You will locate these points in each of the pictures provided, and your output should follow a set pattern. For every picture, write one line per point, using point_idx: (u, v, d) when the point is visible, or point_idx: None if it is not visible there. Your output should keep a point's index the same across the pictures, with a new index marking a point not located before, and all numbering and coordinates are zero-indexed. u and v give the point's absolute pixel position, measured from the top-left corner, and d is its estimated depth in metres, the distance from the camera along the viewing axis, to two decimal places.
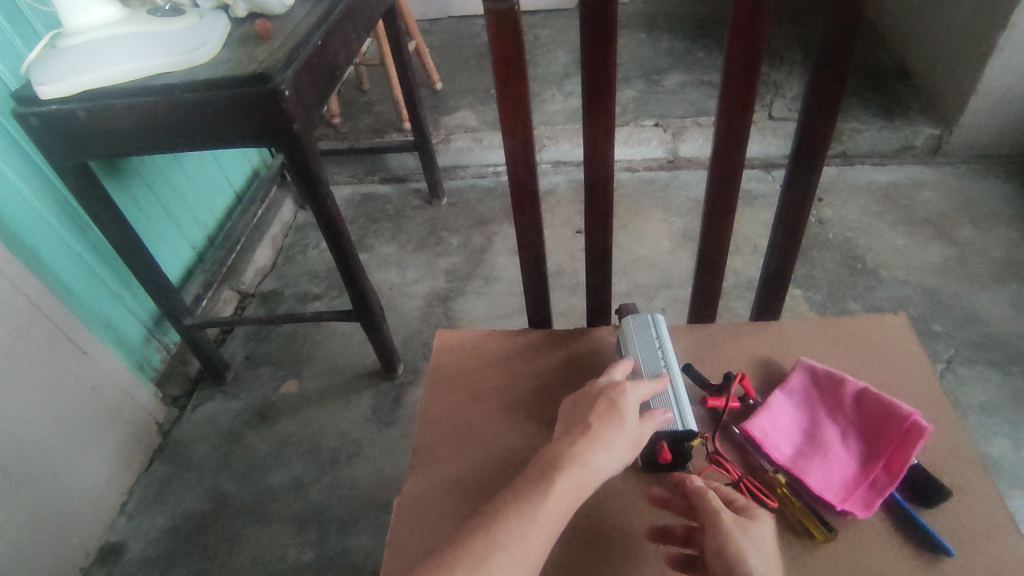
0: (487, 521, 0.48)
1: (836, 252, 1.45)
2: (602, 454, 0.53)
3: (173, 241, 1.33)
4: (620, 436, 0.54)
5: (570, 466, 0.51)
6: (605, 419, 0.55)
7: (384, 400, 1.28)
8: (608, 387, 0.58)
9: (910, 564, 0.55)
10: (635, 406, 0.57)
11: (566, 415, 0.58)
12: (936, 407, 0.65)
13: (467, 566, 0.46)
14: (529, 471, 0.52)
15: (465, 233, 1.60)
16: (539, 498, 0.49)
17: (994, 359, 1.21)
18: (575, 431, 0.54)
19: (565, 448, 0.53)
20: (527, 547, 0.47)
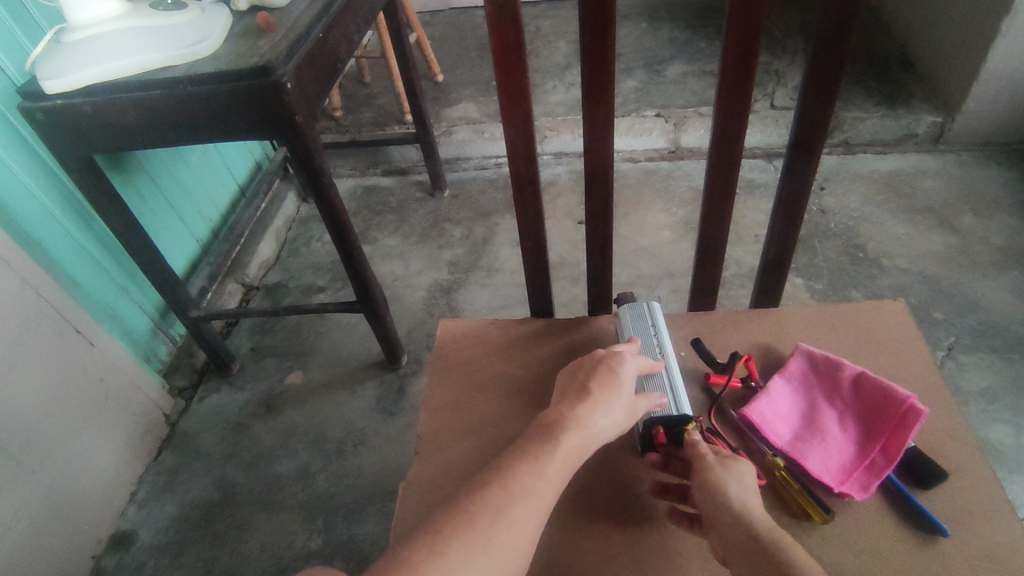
0: (500, 475, 0.50)
1: (837, 240, 1.45)
2: (603, 417, 0.55)
3: (177, 234, 1.34)
4: (620, 401, 0.56)
5: (575, 427, 0.53)
6: (604, 384, 0.57)
7: (389, 390, 1.29)
8: (607, 356, 0.60)
9: (905, 543, 0.56)
10: (632, 376, 0.59)
11: (564, 381, 0.60)
12: (933, 391, 0.66)
13: (486, 519, 0.47)
14: (534, 432, 0.54)
15: (467, 225, 1.61)
16: (546, 456, 0.51)
17: (994, 346, 1.21)
18: (575, 395, 0.56)
19: (567, 410, 0.55)
20: (539, 500, 0.49)
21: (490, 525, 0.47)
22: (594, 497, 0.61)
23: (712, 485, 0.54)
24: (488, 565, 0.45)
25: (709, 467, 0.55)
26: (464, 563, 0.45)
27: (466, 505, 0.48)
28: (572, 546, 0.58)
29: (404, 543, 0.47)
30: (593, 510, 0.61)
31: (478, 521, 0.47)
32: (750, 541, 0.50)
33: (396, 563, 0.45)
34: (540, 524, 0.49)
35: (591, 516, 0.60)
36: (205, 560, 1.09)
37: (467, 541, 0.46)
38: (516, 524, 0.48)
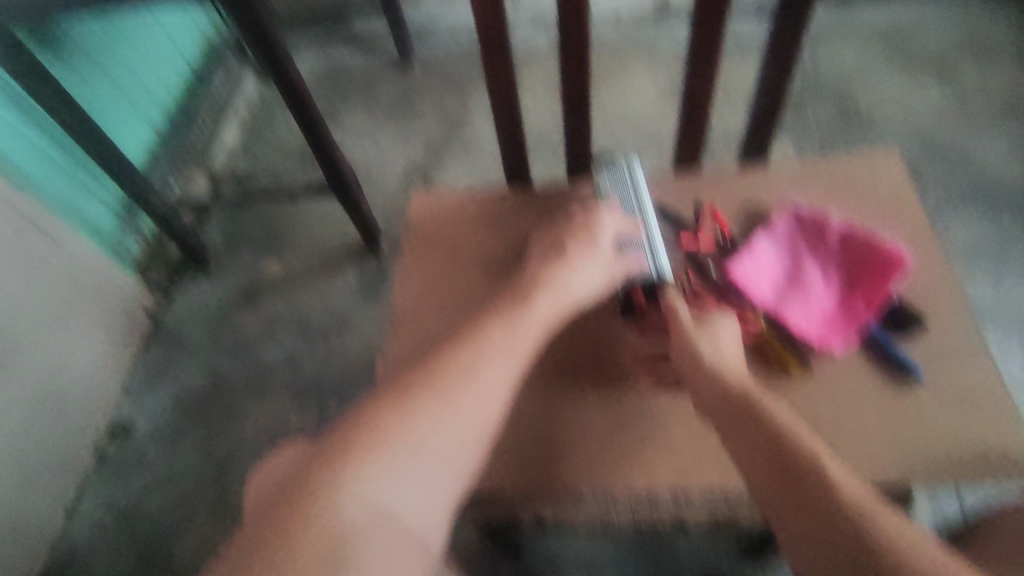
0: (470, 335, 0.49)
1: (831, 99, 1.38)
2: (578, 278, 0.55)
3: (130, 121, 1.25)
4: (597, 262, 0.56)
5: (548, 287, 0.53)
6: (579, 243, 0.56)
7: (370, 274, 1.27)
8: (583, 216, 0.59)
9: (881, 389, 0.56)
10: (609, 237, 0.58)
11: (539, 246, 0.60)
12: (919, 241, 0.64)
13: (457, 374, 0.46)
14: (508, 294, 0.53)
15: (441, 100, 1.51)
16: (519, 315, 0.51)
17: (982, 201, 1.19)
18: (549, 257, 0.56)
19: (541, 273, 0.55)
20: (512, 358, 0.48)
21: (461, 380, 0.46)
22: (571, 360, 0.61)
23: (689, 345, 0.54)
24: (461, 421, 0.45)
25: (684, 330, 0.54)
26: (435, 419, 0.44)
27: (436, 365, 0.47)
28: (552, 410, 0.59)
29: (373, 403, 0.45)
30: (571, 374, 0.60)
31: (448, 379, 0.46)
32: (725, 392, 0.50)
33: (367, 422, 0.44)
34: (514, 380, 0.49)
35: (569, 379, 0.60)
36: (204, 443, 1.12)
37: (438, 397, 0.45)
38: (488, 382, 0.47)
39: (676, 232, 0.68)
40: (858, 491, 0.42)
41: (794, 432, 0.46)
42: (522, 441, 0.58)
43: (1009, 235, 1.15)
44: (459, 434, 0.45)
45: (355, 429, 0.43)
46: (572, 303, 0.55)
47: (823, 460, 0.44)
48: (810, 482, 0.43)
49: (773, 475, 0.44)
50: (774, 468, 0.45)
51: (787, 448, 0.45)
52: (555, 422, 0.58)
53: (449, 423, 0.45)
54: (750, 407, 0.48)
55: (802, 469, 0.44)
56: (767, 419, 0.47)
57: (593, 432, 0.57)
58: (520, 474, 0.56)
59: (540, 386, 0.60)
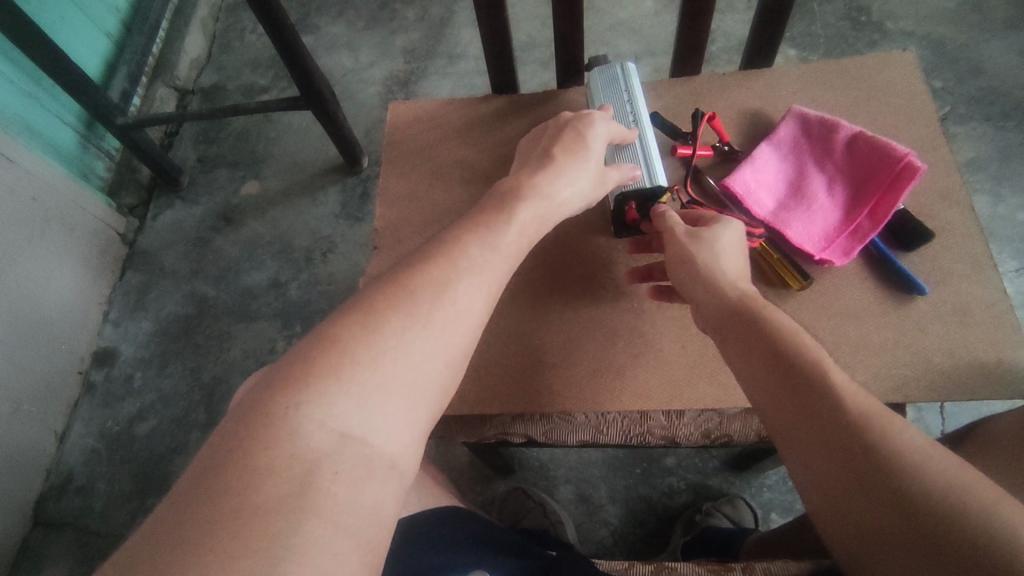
0: (444, 249, 0.45)
1: (839, 1, 1.29)
2: (566, 183, 0.50)
3: (80, 27, 1.14)
4: (587, 168, 0.51)
5: (534, 196, 0.48)
6: (569, 149, 0.51)
7: (352, 195, 1.22)
8: (575, 118, 0.53)
9: (880, 305, 0.55)
10: (603, 141, 0.53)
11: (526, 150, 0.54)
12: (931, 150, 0.60)
13: (429, 291, 0.43)
14: (487, 203, 0.48)
15: (421, 4, 1.40)
16: (499, 227, 0.47)
17: (990, 113, 1.14)
18: (536, 162, 0.51)
19: (525, 178, 0.49)
20: (488, 275, 0.45)
21: (434, 298, 0.43)
22: (559, 277, 0.58)
23: (683, 257, 0.50)
24: (433, 340, 0.42)
25: (679, 241, 0.51)
26: (404, 337, 0.41)
27: (405, 278, 0.43)
28: (539, 330, 0.57)
29: (334, 317, 0.42)
30: (558, 291, 0.58)
31: (418, 294, 0.42)
32: (724, 307, 0.48)
33: (329, 338, 0.40)
34: (491, 298, 0.46)
35: (557, 297, 0.58)
36: (192, 368, 1.11)
37: (406, 314, 0.41)
38: (462, 299, 0.43)
39: (673, 147, 0.62)
40: (868, 402, 0.40)
41: (800, 342, 0.44)
42: (508, 362, 0.56)
43: (1014, 148, 1.11)
44: (430, 352, 0.42)
45: (316, 347, 0.40)
46: (558, 213, 0.50)
47: (831, 372, 0.42)
48: (817, 396, 0.41)
49: (780, 393, 0.43)
50: (780, 385, 0.43)
51: (791, 364, 0.43)
52: (542, 343, 0.56)
53: (420, 341, 0.41)
54: (753, 321, 0.46)
55: (808, 382, 0.42)
56: (770, 332, 0.45)
57: (582, 354, 0.55)
58: (507, 397, 0.55)
59: (526, 305, 0.58)
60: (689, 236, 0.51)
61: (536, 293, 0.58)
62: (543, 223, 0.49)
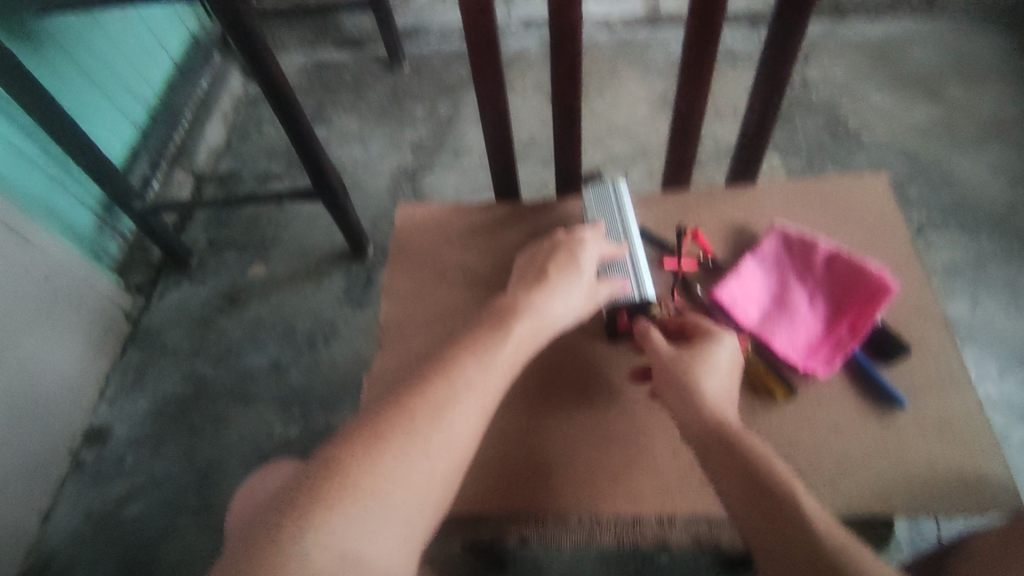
0: (443, 368, 0.48)
1: (818, 114, 1.39)
2: (559, 302, 0.53)
3: (110, 119, 1.22)
4: (579, 286, 0.55)
5: (529, 314, 0.52)
6: (563, 269, 0.55)
7: (356, 280, 1.26)
8: (569, 239, 0.57)
9: (864, 417, 0.57)
10: (594, 260, 0.57)
11: (522, 267, 0.58)
12: (905, 268, 0.65)
13: (427, 412, 0.45)
14: (485, 320, 0.52)
15: (430, 104, 1.50)
16: (496, 345, 0.49)
17: (964, 221, 1.21)
18: (532, 281, 0.55)
19: (521, 297, 0.53)
20: (485, 393, 0.47)
21: (433, 417, 0.45)
22: (555, 382, 0.61)
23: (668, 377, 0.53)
24: (431, 461, 0.44)
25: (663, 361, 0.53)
26: (404, 459, 0.43)
27: (407, 400, 0.46)
28: (535, 433, 0.58)
29: (341, 439, 0.44)
30: (553, 394, 0.60)
31: (419, 416, 0.45)
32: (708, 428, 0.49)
33: (334, 464, 0.42)
34: (487, 413, 0.48)
35: (554, 400, 0.60)
36: (184, 450, 1.10)
37: (406, 436, 0.44)
38: (459, 420, 0.46)
39: (660, 258, 0.67)
40: (841, 534, 0.43)
41: (777, 471, 0.46)
42: (503, 464, 0.57)
43: (989, 255, 1.17)
44: (429, 473, 0.44)
45: (322, 475, 0.42)
46: (551, 329, 0.53)
47: (806, 502, 0.44)
48: (796, 532, 0.43)
49: (762, 520, 0.44)
50: (761, 512, 0.45)
51: (771, 494, 0.45)
52: (538, 446, 0.58)
53: (418, 461, 0.44)
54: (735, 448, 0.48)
55: (788, 519, 0.44)
56: (750, 459, 0.47)
57: (577, 459, 0.57)
58: (502, 500, 0.55)
59: (522, 407, 0.60)
60: (673, 357, 0.53)
61: (532, 396, 0.60)
62: (536, 340, 0.52)
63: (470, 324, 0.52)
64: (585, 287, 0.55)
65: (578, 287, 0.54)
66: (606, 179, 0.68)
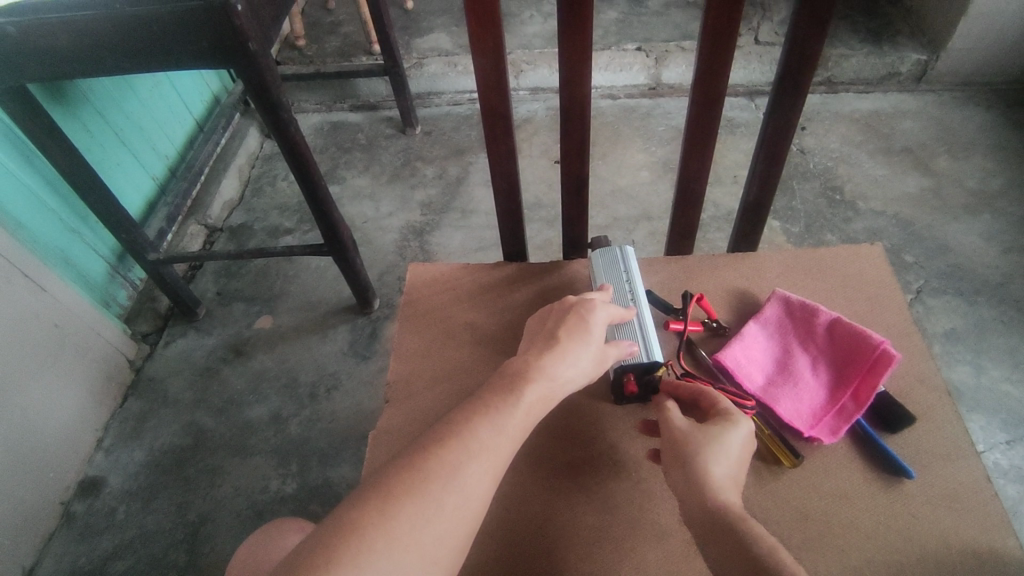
0: (455, 431, 0.48)
1: (815, 182, 1.44)
2: (570, 365, 0.54)
3: (130, 172, 1.26)
4: (590, 350, 0.56)
5: (539, 379, 0.52)
6: (572, 333, 0.56)
7: (361, 334, 1.27)
8: (578, 303, 0.59)
9: (871, 486, 0.56)
10: (603, 324, 0.58)
11: (533, 330, 0.59)
12: (905, 337, 0.66)
13: (440, 476, 0.45)
14: (496, 384, 0.52)
15: (440, 164, 1.55)
16: (507, 409, 0.50)
17: (962, 289, 1.23)
18: (542, 344, 0.56)
19: (532, 360, 0.54)
20: (495, 457, 0.48)
21: (445, 482, 0.45)
22: (563, 446, 0.61)
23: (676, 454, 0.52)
24: (441, 524, 0.44)
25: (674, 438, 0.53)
26: (415, 523, 0.43)
27: (419, 465, 0.46)
28: (541, 497, 0.58)
29: (352, 503, 0.44)
30: (560, 459, 0.61)
31: (430, 479, 0.45)
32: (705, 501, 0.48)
33: (347, 526, 0.42)
34: (496, 478, 0.48)
35: (561, 464, 0.60)
36: (179, 504, 1.08)
37: (418, 499, 0.44)
38: (469, 483, 0.46)
39: (665, 320, 0.68)
40: None
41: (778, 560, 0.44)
42: (509, 529, 0.57)
43: (989, 322, 1.18)
44: (440, 538, 0.44)
45: (334, 536, 0.42)
46: (562, 392, 0.54)
47: None
48: None
49: None
50: None
51: None
52: (544, 510, 0.58)
53: (430, 527, 0.44)
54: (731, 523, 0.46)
55: None
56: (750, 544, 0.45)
57: (583, 526, 0.56)
58: (508, 566, 0.55)
59: (530, 470, 0.60)
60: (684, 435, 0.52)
61: (540, 460, 0.61)
62: (546, 403, 0.53)
63: (481, 386, 0.53)
64: (595, 351, 0.56)
65: (588, 351, 0.56)
66: (613, 245, 0.71)
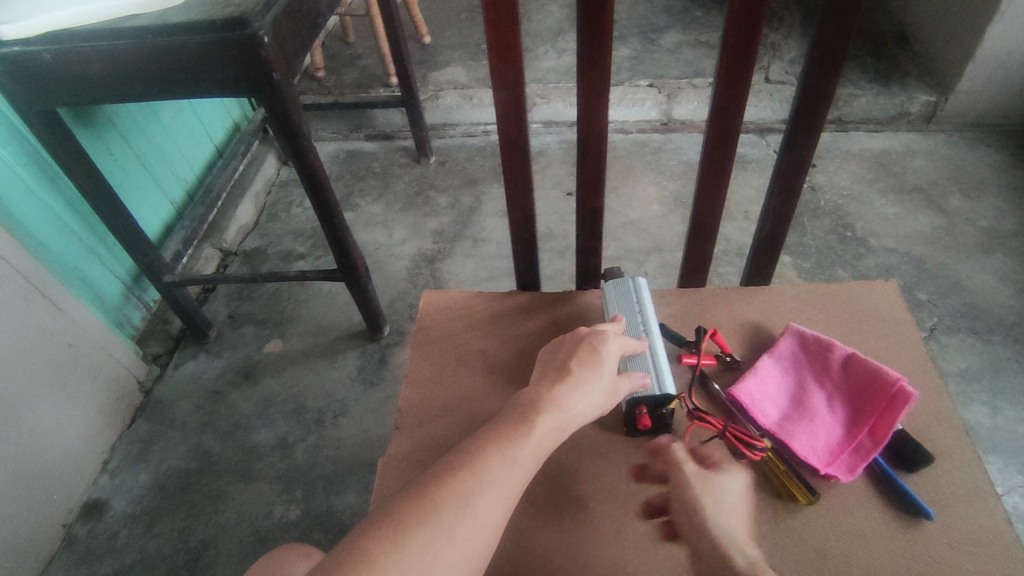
0: (468, 461, 0.48)
1: (826, 219, 1.44)
2: (584, 396, 0.54)
3: (150, 195, 1.28)
4: (603, 381, 0.56)
5: (551, 409, 0.52)
6: (585, 363, 0.56)
7: (370, 360, 1.27)
8: (590, 335, 0.59)
9: (889, 527, 0.55)
10: (615, 356, 0.58)
11: (545, 360, 0.59)
12: (922, 375, 0.65)
13: (452, 505, 0.45)
14: (508, 414, 0.52)
15: (453, 194, 1.57)
16: (519, 439, 0.50)
17: (977, 327, 1.22)
18: (554, 375, 0.56)
19: (545, 391, 0.54)
20: (507, 488, 0.48)
21: (457, 512, 0.45)
22: (573, 476, 0.61)
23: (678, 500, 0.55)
24: (455, 552, 0.44)
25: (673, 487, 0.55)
26: (429, 552, 0.43)
27: (432, 492, 0.46)
28: (549, 527, 0.58)
29: (363, 531, 0.44)
30: (570, 488, 0.60)
31: (444, 507, 0.45)
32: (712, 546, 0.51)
33: (358, 552, 0.42)
34: (509, 510, 0.48)
35: (570, 495, 0.60)
36: (180, 529, 1.07)
37: (432, 524, 0.44)
38: (482, 513, 0.46)
39: (679, 354, 0.68)
40: None
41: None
42: (517, 560, 0.56)
43: (1004, 363, 1.16)
44: (454, 566, 0.43)
45: (344, 562, 0.41)
46: (573, 425, 0.54)
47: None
48: None
49: None
50: None
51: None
52: (552, 539, 0.57)
53: (443, 556, 0.43)
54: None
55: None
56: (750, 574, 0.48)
57: (593, 558, 0.55)
58: None
59: (537, 500, 0.60)
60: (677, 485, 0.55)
61: (548, 490, 0.60)
62: (559, 435, 0.52)
63: (493, 416, 0.53)
64: (608, 383, 0.56)
65: (600, 383, 0.55)
66: (626, 278, 0.71)
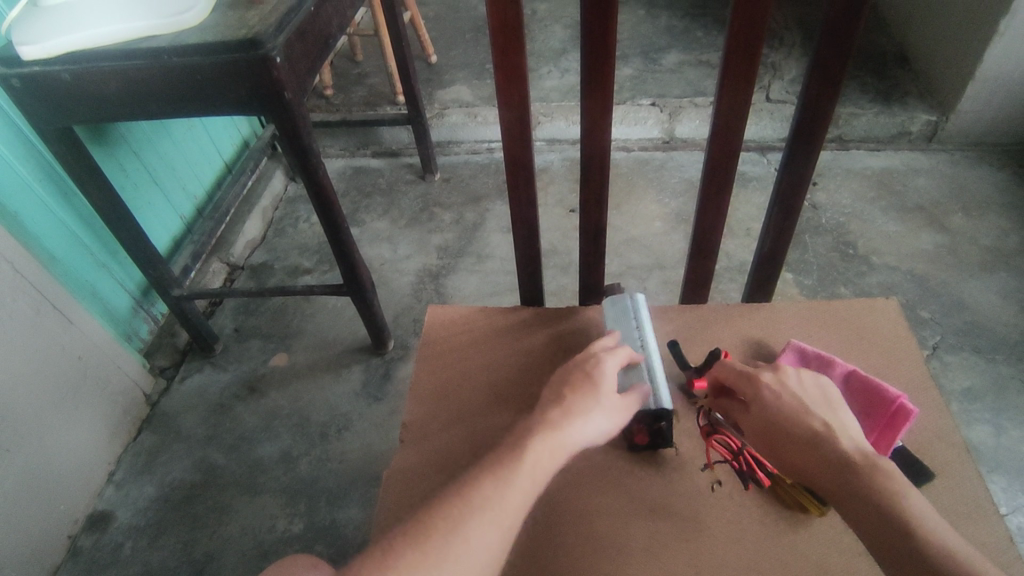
0: (462, 487, 0.49)
1: (828, 236, 1.45)
2: (588, 417, 0.55)
3: (160, 210, 1.30)
4: (606, 403, 0.56)
5: (544, 432, 0.53)
6: (579, 388, 0.57)
7: (374, 375, 1.28)
8: (585, 360, 0.60)
9: None
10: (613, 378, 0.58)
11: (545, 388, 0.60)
12: (922, 392, 0.66)
13: (444, 529, 0.45)
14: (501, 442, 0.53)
15: (458, 211, 1.59)
16: (512, 464, 0.50)
17: (980, 346, 1.22)
18: (552, 402, 0.56)
19: (540, 418, 0.54)
20: (501, 510, 0.48)
21: (449, 535, 0.45)
22: (576, 490, 0.61)
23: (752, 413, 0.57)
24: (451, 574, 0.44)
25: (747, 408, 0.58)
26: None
27: (425, 519, 0.46)
28: (553, 541, 0.58)
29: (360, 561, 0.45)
30: (575, 504, 0.60)
31: (437, 531, 0.45)
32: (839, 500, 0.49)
33: None
34: (506, 531, 0.47)
35: (572, 509, 0.60)
36: (184, 541, 1.07)
37: (435, 543, 0.45)
38: (476, 536, 0.46)
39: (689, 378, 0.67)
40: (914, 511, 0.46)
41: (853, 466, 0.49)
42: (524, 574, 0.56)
43: (1007, 381, 1.17)
44: None
45: None
46: (578, 447, 0.54)
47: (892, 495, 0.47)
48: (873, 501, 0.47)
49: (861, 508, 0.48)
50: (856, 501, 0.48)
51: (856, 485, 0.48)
52: (556, 556, 0.57)
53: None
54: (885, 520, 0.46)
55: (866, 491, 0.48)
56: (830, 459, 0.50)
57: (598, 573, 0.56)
58: None
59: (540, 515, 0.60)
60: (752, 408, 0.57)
61: (554, 507, 0.60)
62: (564, 455, 0.53)
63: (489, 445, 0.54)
64: (615, 405, 0.56)
65: (603, 404, 0.56)
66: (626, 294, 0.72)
